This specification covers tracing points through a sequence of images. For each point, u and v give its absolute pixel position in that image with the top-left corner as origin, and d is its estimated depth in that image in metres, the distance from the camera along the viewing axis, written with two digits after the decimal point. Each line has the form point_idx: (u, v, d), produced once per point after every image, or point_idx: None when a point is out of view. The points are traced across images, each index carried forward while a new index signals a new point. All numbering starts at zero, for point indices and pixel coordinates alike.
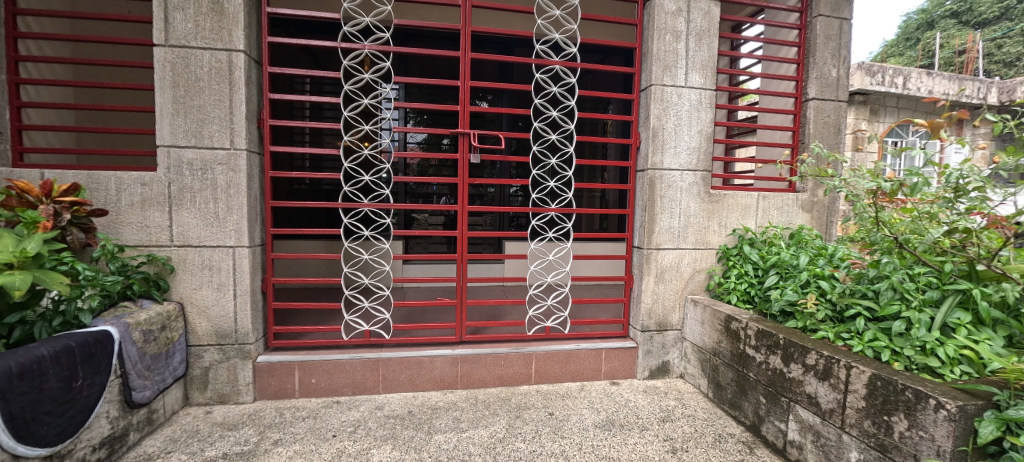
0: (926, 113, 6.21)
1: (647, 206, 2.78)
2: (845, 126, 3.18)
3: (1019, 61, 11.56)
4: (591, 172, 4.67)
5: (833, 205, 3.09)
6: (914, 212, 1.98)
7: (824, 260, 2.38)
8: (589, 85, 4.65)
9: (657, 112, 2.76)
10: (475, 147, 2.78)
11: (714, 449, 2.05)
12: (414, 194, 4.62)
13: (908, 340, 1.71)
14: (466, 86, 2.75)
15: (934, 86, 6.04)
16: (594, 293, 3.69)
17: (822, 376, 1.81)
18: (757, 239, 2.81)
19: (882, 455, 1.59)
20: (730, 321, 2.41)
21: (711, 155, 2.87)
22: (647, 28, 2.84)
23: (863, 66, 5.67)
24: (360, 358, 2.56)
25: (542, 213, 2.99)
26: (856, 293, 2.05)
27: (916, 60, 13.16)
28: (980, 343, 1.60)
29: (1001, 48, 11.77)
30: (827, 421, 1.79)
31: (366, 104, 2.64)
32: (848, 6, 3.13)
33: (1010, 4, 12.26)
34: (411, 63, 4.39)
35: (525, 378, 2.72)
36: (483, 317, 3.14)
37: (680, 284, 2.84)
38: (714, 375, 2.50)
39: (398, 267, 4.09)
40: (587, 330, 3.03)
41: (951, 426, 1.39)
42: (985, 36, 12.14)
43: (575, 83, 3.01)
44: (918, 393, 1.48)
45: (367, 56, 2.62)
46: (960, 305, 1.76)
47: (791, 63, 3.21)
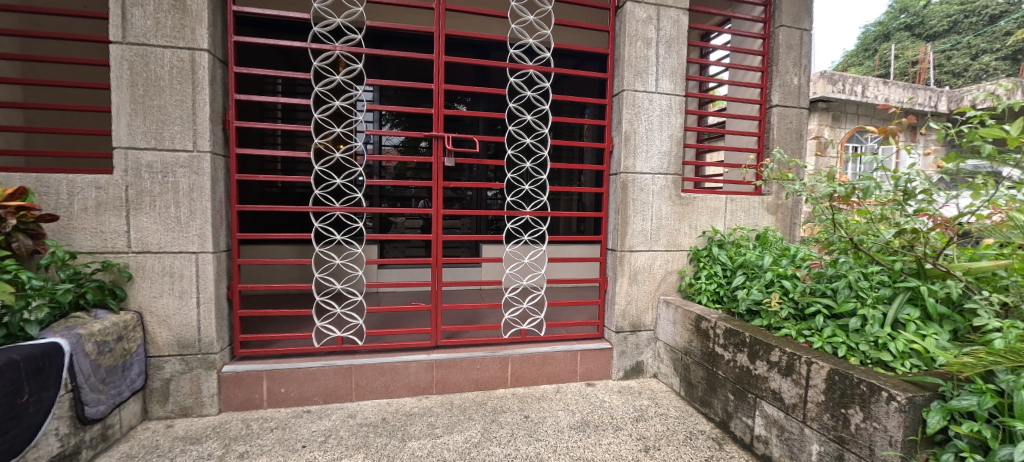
0: (883, 120, 6.55)
1: (620, 209, 2.83)
2: (806, 132, 3.33)
3: (965, 72, 12.37)
4: (567, 175, 4.72)
5: (796, 207, 3.22)
6: (868, 214, 2.08)
7: (788, 260, 2.47)
8: (564, 89, 4.71)
9: (629, 116, 2.82)
10: (449, 151, 2.77)
11: (685, 446, 2.10)
12: (390, 197, 4.57)
13: (863, 336, 1.80)
14: (441, 89, 2.74)
15: (890, 94, 6.38)
16: (571, 295, 3.72)
17: (785, 372, 1.88)
18: (726, 241, 2.90)
19: (840, 447, 1.66)
20: (700, 321, 2.47)
21: (682, 159, 2.94)
22: (619, 34, 2.89)
23: (825, 74, 5.96)
24: (332, 365, 2.50)
25: (517, 216, 3.00)
26: (817, 292, 2.15)
27: (874, 70, 13.93)
28: (927, 338, 1.69)
29: (950, 60, 12.56)
30: (790, 415, 1.85)
31: (338, 106, 2.58)
32: (808, 17, 3.28)
33: (957, 18, 13.11)
34: (386, 65, 4.34)
35: (501, 382, 2.71)
36: (459, 321, 3.12)
37: (652, 285, 2.90)
38: (686, 374, 2.56)
39: (373, 271, 4.02)
40: (563, 332, 3.05)
41: (902, 417, 1.47)
42: (936, 48, 12.94)
43: (549, 88, 3.04)
44: (871, 386, 1.56)
45: (339, 57, 2.57)
46: (910, 301, 1.86)
47: (755, 71, 3.34)
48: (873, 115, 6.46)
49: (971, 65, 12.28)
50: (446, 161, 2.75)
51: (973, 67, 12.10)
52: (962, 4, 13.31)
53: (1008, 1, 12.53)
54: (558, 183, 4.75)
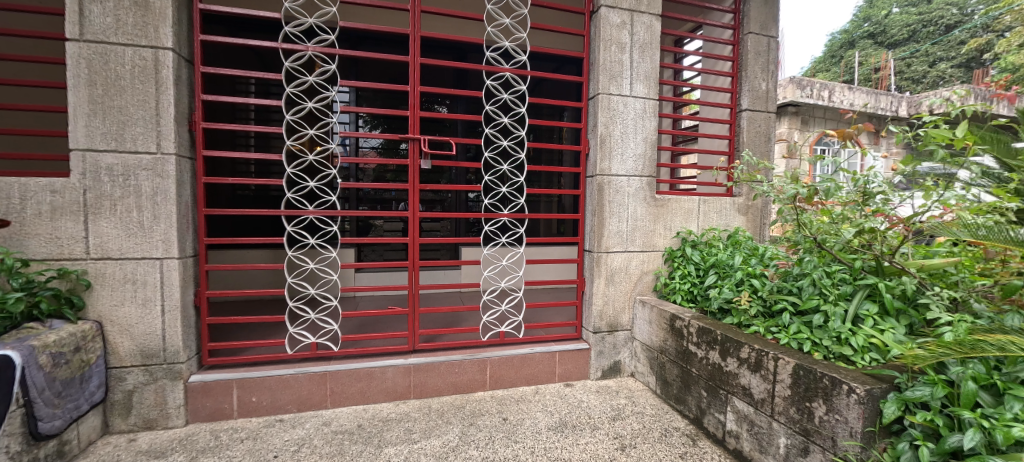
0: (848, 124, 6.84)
1: (597, 211, 2.87)
2: (774, 136, 3.45)
3: (924, 78, 13.11)
4: (546, 178, 4.75)
5: (765, 208, 3.33)
6: (830, 215, 2.17)
7: (757, 259, 2.56)
8: (542, 92, 4.75)
9: (605, 119, 2.86)
10: (426, 153, 2.75)
11: (660, 444, 2.13)
12: (367, 200, 4.50)
13: (826, 332, 1.87)
14: (417, 91, 2.72)
15: (855, 99, 6.66)
16: (550, 297, 3.75)
17: (754, 368, 1.94)
18: (699, 241, 2.97)
19: (805, 440, 1.72)
20: (674, 320, 2.53)
21: (656, 162, 3.00)
22: (594, 39, 2.94)
23: (795, 80, 6.20)
24: (306, 372, 2.44)
25: (495, 218, 3.00)
26: (784, 290, 2.22)
27: (840, 76, 14.56)
28: (885, 332, 1.77)
29: (910, 67, 13.25)
30: (759, 410, 1.91)
31: (312, 108, 2.51)
32: (775, 24, 3.40)
33: (915, 28, 13.83)
34: (362, 67, 4.29)
35: (479, 385, 2.70)
36: (438, 325, 3.10)
37: (629, 285, 2.95)
38: (662, 372, 2.60)
39: (350, 275, 3.95)
40: (542, 334, 3.07)
41: (861, 409, 1.53)
42: (896, 56, 13.61)
43: (526, 91, 3.06)
44: (833, 379, 1.62)
45: (311, 57, 2.52)
46: (869, 297, 1.94)
47: (726, 76, 3.44)
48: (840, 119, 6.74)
49: (928, 72, 12.96)
50: (423, 164, 2.74)
51: (931, 74, 12.78)
52: (920, 14, 14.04)
53: (962, 12, 13.29)
54: (537, 185, 4.77)
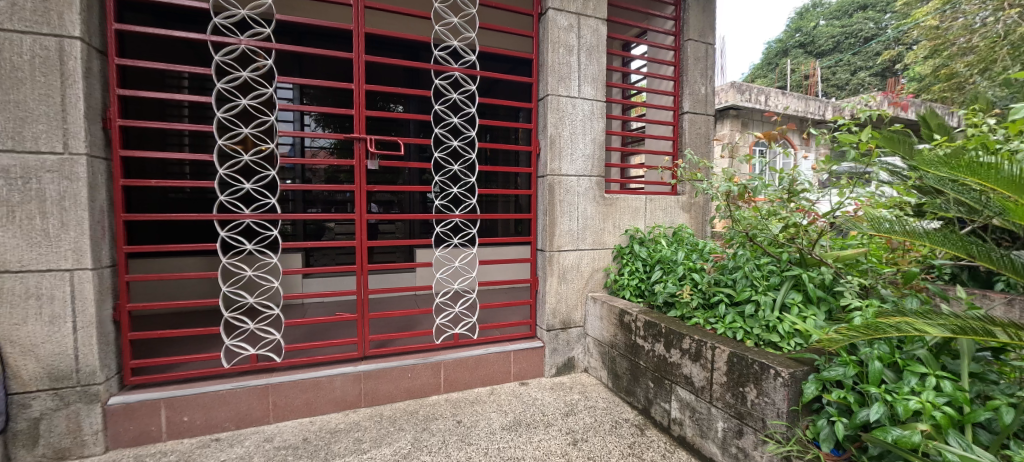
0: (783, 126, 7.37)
1: (548, 210, 2.90)
2: (713, 138, 3.66)
3: (846, 86, 14.38)
4: (503, 178, 4.76)
5: (707, 206, 3.52)
6: (760, 211, 2.33)
7: (698, 254, 2.70)
8: (496, 92, 4.75)
9: (554, 120, 2.91)
10: (373, 154, 2.66)
11: (611, 435, 2.20)
12: (316, 202, 4.31)
13: (757, 320, 2.01)
14: (363, 90, 2.63)
15: (788, 103, 7.19)
16: (507, 297, 3.75)
17: (694, 358, 2.05)
18: (646, 238, 3.09)
19: (740, 422, 1.83)
20: (623, 315, 2.61)
21: (604, 162, 3.09)
22: (542, 40, 2.98)
23: (735, 85, 6.58)
24: (246, 387, 2.30)
25: (446, 219, 2.96)
26: (721, 283, 2.36)
27: (776, 82, 15.69)
28: (808, 319, 1.93)
29: (835, 75, 14.53)
30: (700, 397, 2.01)
31: (246, 105, 2.32)
32: (712, 33, 3.60)
33: (839, 39, 15.14)
34: (304, 63, 4.09)
35: (433, 389, 2.66)
36: (391, 329, 3.01)
37: (580, 283, 3.01)
38: (613, 366, 2.69)
39: (296, 281, 3.76)
40: (497, 334, 3.07)
41: (786, 390, 1.65)
42: (823, 64, 14.85)
43: (475, 91, 3.04)
44: (762, 365, 1.74)
45: (245, 51, 2.36)
46: (794, 287, 2.10)
47: (668, 80, 3.60)
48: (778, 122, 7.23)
49: (851, 81, 14.24)
50: (369, 165, 2.64)
51: (853, 82, 14.06)
52: (844, 27, 15.37)
53: (878, 26, 14.68)
54: (494, 185, 4.77)
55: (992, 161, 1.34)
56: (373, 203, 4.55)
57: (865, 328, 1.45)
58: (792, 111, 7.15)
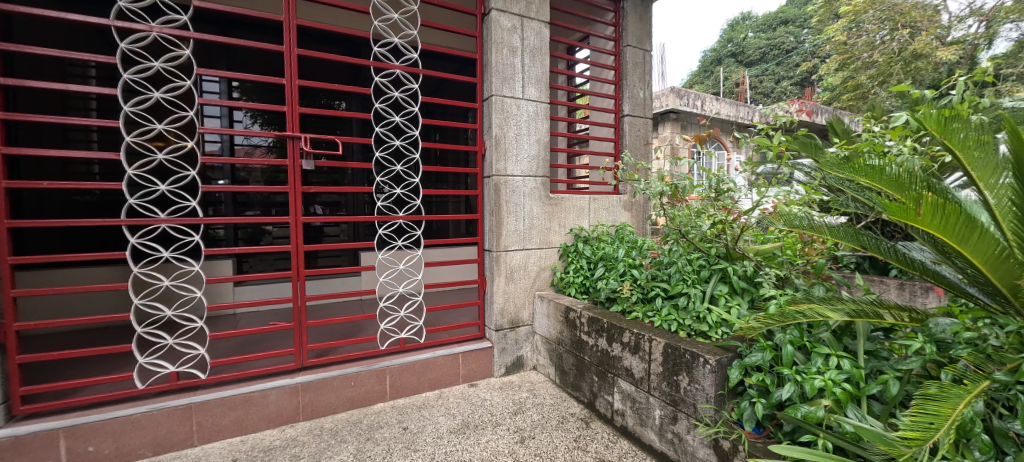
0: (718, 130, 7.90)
1: (494, 210, 2.91)
2: (651, 140, 3.85)
3: (772, 93, 15.71)
4: (452, 178, 4.70)
5: (646, 204, 3.69)
6: (692, 209, 2.48)
7: (637, 251, 2.82)
8: (443, 92, 4.69)
9: (499, 121, 2.91)
10: (308, 153, 2.52)
11: (557, 430, 2.24)
12: (251, 204, 4.03)
13: (689, 312, 2.14)
14: (296, 85, 2.48)
15: (722, 108, 7.71)
16: (456, 299, 3.72)
17: (634, 351, 2.14)
18: (590, 237, 3.19)
19: (674, 409, 1.93)
20: (568, 312, 2.68)
21: (549, 162, 3.15)
22: (485, 41, 2.97)
23: (675, 89, 6.92)
24: (164, 408, 2.10)
25: (389, 221, 2.86)
26: (657, 278, 2.48)
27: (711, 88, 16.81)
28: (733, 309, 2.07)
29: (762, 83, 15.85)
30: (639, 388, 2.10)
31: (159, 98, 2.10)
32: (648, 40, 3.78)
33: (765, 50, 16.50)
34: (233, 54, 3.80)
35: (378, 397, 2.57)
36: (332, 337, 2.88)
37: (527, 282, 3.04)
38: (559, 362, 2.75)
39: (226, 290, 3.50)
40: (444, 336, 3.03)
41: (714, 376, 1.77)
42: (751, 73, 16.11)
43: (418, 89, 2.97)
44: (693, 354, 1.85)
45: (156, 39, 2.14)
46: (722, 280, 2.25)
47: (610, 83, 3.73)
48: (712, 126, 7.74)
49: (775, 89, 15.58)
50: (304, 164, 2.50)
51: (777, 90, 15.39)
52: (768, 39, 16.76)
53: (797, 40, 16.15)
54: (443, 186, 4.70)
55: (880, 164, 1.51)
56: (314, 205, 4.33)
57: (779, 315, 1.58)
58: (725, 116, 7.69)
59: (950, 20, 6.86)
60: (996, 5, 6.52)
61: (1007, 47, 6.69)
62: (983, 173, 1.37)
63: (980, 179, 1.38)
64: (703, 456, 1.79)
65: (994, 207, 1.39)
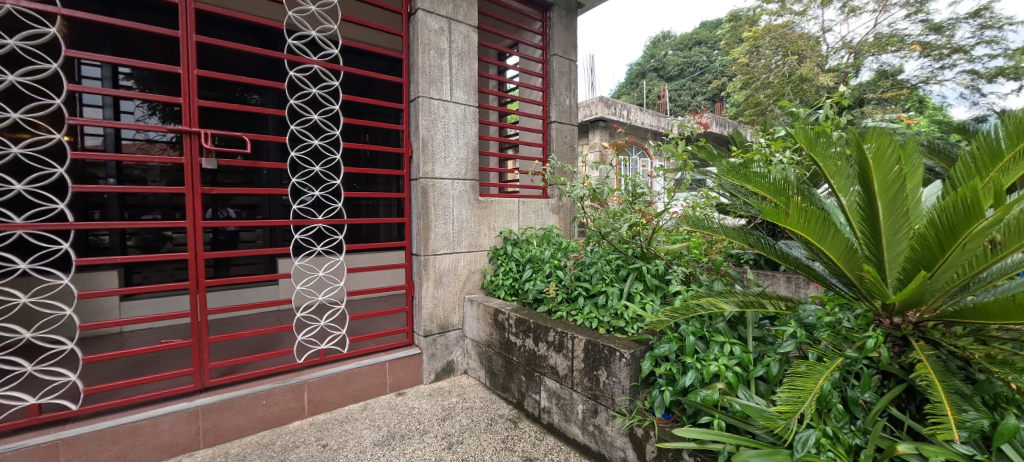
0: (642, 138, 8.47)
1: (421, 213, 2.85)
2: (576, 145, 4.01)
3: (688, 107, 17.15)
4: (383, 180, 4.54)
5: (573, 207, 3.84)
6: (613, 212, 2.63)
7: (563, 252, 2.93)
8: (370, 91, 4.51)
9: (426, 123, 2.87)
10: (209, 150, 2.28)
11: (486, 433, 2.24)
12: (146, 207, 3.57)
13: (608, 310, 2.25)
14: (195, 76, 2.24)
15: (646, 119, 8.26)
16: (385, 306, 3.59)
17: (558, 349, 2.21)
18: (518, 239, 3.23)
19: (595, 402, 2.02)
20: (497, 314, 2.70)
21: (478, 166, 3.15)
22: (412, 41, 2.92)
23: (604, 99, 7.27)
24: (22, 448, 1.79)
25: (307, 225, 2.67)
26: (581, 277, 2.59)
27: (635, 100, 17.99)
28: (647, 304, 2.22)
29: (679, 97, 17.26)
30: (564, 385, 2.17)
31: (13, 81, 1.77)
32: (574, 50, 3.94)
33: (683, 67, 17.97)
34: (120, 38, 3.36)
35: (295, 414, 2.39)
36: (242, 352, 2.63)
37: (456, 286, 3.01)
38: (489, 365, 2.76)
39: (109, 305, 3.06)
40: (370, 345, 2.90)
41: (629, 369, 1.88)
42: (670, 88, 17.47)
43: (339, 87, 2.82)
44: (611, 349, 1.95)
45: (11, 13, 1.82)
46: (638, 278, 2.41)
47: (538, 90, 3.83)
48: (637, 135, 8.28)
49: (691, 102, 17.04)
50: (205, 163, 2.26)
51: (693, 104, 16.85)
52: (685, 57, 18.31)
53: (710, 60, 17.80)
54: (373, 188, 4.52)
55: (764, 173, 1.72)
56: (223, 208, 3.94)
57: (683, 309, 1.73)
58: (647, 126, 8.28)
59: (828, 50, 8.00)
60: (861, 40, 7.74)
61: (870, 76, 7.93)
62: (840, 183, 1.61)
63: (838, 188, 1.62)
64: (621, 445, 1.89)
65: (847, 209, 1.63)
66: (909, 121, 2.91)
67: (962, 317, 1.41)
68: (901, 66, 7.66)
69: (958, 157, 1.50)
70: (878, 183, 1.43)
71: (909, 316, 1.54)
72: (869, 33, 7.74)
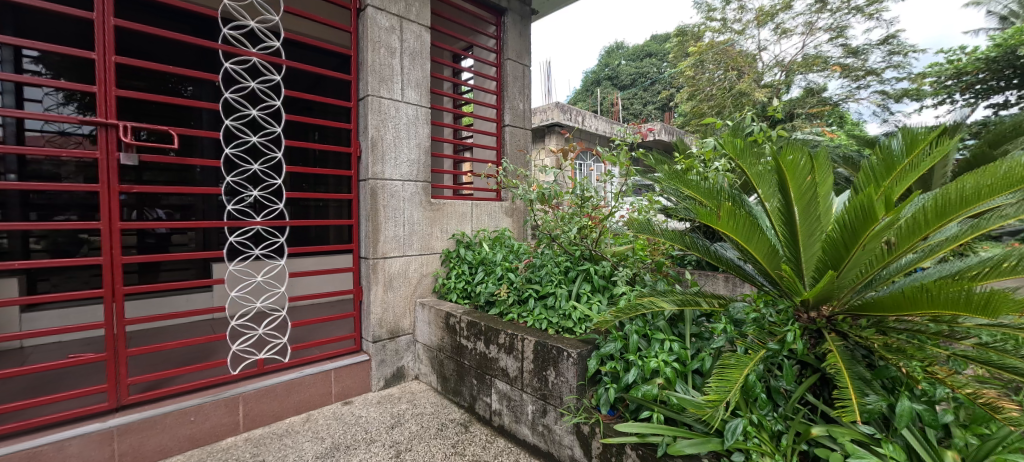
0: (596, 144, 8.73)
1: (370, 215, 2.76)
2: (529, 150, 4.06)
3: (640, 115, 17.89)
4: (332, 180, 4.36)
5: (525, 211, 3.87)
6: (564, 216, 2.69)
7: (514, 255, 2.96)
8: (318, 88, 4.32)
9: (376, 122, 2.79)
10: (127, 144, 2.07)
11: (436, 439, 2.21)
12: (57, 207, 3.21)
13: (557, 311, 2.30)
14: (112, 62, 2.04)
15: (599, 125, 8.55)
16: (332, 311, 3.45)
17: (509, 351, 2.22)
18: (471, 242, 3.21)
19: (544, 402, 2.04)
20: (448, 318, 2.66)
21: (429, 167, 3.11)
22: (361, 37, 2.83)
23: (560, 105, 7.45)
24: None
25: (243, 227, 2.49)
26: (532, 280, 2.61)
27: (590, 107, 18.51)
28: (594, 305, 2.28)
29: (631, 106, 17.98)
30: (514, 386, 2.19)
31: None
32: (527, 56, 4.00)
33: (635, 76, 18.71)
34: (24, 18, 3.01)
35: (229, 430, 2.23)
36: (169, 365, 2.43)
37: (407, 290, 2.94)
38: (440, 369, 2.72)
39: (8, 316, 2.73)
40: (314, 353, 2.76)
41: (576, 368, 1.92)
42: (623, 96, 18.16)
43: (280, 81, 2.66)
44: (559, 349, 1.99)
45: None
46: (587, 280, 2.46)
47: (491, 93, 3.84)
48: (590, 141, 8.52)
49: (643, 111, 17.79)
50: (123, 159, 2.06)
51: (644, 113, 17.59)
52: (637, 67, 19.08)
53: (661, 71, 18.66)
54: (322, 189, 4.32)
55: (699, 178, 1.83)
56: (151, 210, 3.62)
57: (627, 308, 1.80)
58: (601, 132, 8.56)
59: (764, 67, 8.66)
60: (791, 60, 8.45)
61: (799, 92, 8.65)
62: (765, 190, 1.75)
63: (764, 194, 1.75)
64: (568, 443, 1.93)
65: (771, 213, 1.77)
66: (831, 135, 3.19)
67: (865, 310, 1.57)
68: (825, 85, 8.42)
69: (861, 167, 1.67)
70: (794, 190, 1.55)
71: (823, 310, 1.69)
72: (798, 53, 8.45)
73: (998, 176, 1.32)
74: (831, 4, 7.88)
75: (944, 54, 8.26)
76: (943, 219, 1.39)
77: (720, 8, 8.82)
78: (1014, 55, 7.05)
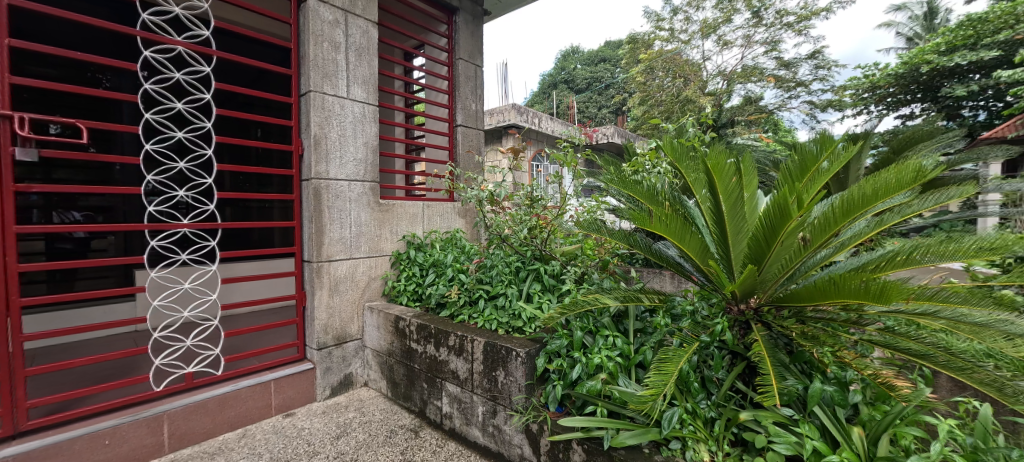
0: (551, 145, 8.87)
1: (314, 217, 2.63)
2: (481, 150, 4.05)
3: (594, 117, 18.36)
4: (273, 180, 4.12)
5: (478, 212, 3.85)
6: (515, 218, 2.70)
7: (466, 256, 2.94)
8: (256, 82, 4.08)
9: (318, 120, 2.67)
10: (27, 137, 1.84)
11: (383, 447, 2.14)
12: None
13: (507, 311, 2.30)
14: (6, 46, 1.80)
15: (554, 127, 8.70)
16: (272, 319, 3.25)
17: (459, 353, 2.19)
18: (423, 244, 3.15)
19: (493, 402, 2.04)
20: (398, 322, 2.59)
21: (377, 167, 3.01)
22: (302, 30, 2.70)
23: (516, 107, 7.50)
24: None
25: (169, 231, 2.27)
26: (483, 280, 2.60)
27: (546, 108, 18.75)
28: (544, 304, 2.31)
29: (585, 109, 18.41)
30: (464, 388, 2.17)
31: None
32: (479, 56, 3.98)
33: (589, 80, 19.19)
34: None
35: (151, 452, 2.04)
36: (79, 385, 2.19)
37: (355, 294, 2.83)
38: (390, 374, 2.64)
39: None
40: (252, 363, 2.59)
41: (524, 367, 1.93)
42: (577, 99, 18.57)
43: (211, 74, 2.46)
44: (508, 349, 1.99)
45: None
46: (537, 279, 2.49)
47: (443, 93, 3.79)
48: (544, 142, 8.64)
49: (597, 115, 18.27)
50: (21, 155, 1.83)
51: (599, 115, 18.02)
52: (591, 72, 19.60)
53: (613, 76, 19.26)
54: (262, 188, 4.08)
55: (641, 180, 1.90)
56: (64, 211, 3.25)
57: (572, 306, 1.83)
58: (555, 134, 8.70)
59: (708, 75, 9.17)
60: (732, 69, 9.02)
61: (738, 100, 9.26)
62: (699, 192, 1.85)
63: (698, 196, 1.86)
64: (517, 442, 1.93)
65: (705, 212, 1.88)
66: (765, 141, 3.41)
67: (787, 301, 1.70)
68: (761, 94, 9.06)
69: (783, 170, 1.81)
70: (725, 192, 1.64)
71: (751, 303, 1.81)
72: (738, 64, 9.03)
73: (894, 178, 1.48)
74: (766, 19, 8.49)
75: (862, 69, 9.13)
76: (851, 218, 1.54)
77: (668, 18, 9.26)
78: (917, 72, 7.91)
